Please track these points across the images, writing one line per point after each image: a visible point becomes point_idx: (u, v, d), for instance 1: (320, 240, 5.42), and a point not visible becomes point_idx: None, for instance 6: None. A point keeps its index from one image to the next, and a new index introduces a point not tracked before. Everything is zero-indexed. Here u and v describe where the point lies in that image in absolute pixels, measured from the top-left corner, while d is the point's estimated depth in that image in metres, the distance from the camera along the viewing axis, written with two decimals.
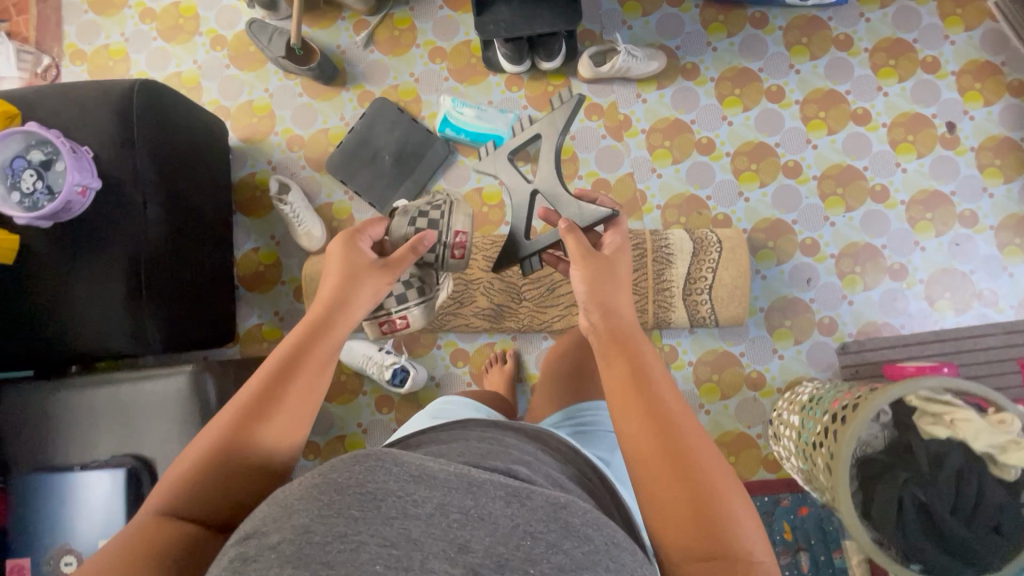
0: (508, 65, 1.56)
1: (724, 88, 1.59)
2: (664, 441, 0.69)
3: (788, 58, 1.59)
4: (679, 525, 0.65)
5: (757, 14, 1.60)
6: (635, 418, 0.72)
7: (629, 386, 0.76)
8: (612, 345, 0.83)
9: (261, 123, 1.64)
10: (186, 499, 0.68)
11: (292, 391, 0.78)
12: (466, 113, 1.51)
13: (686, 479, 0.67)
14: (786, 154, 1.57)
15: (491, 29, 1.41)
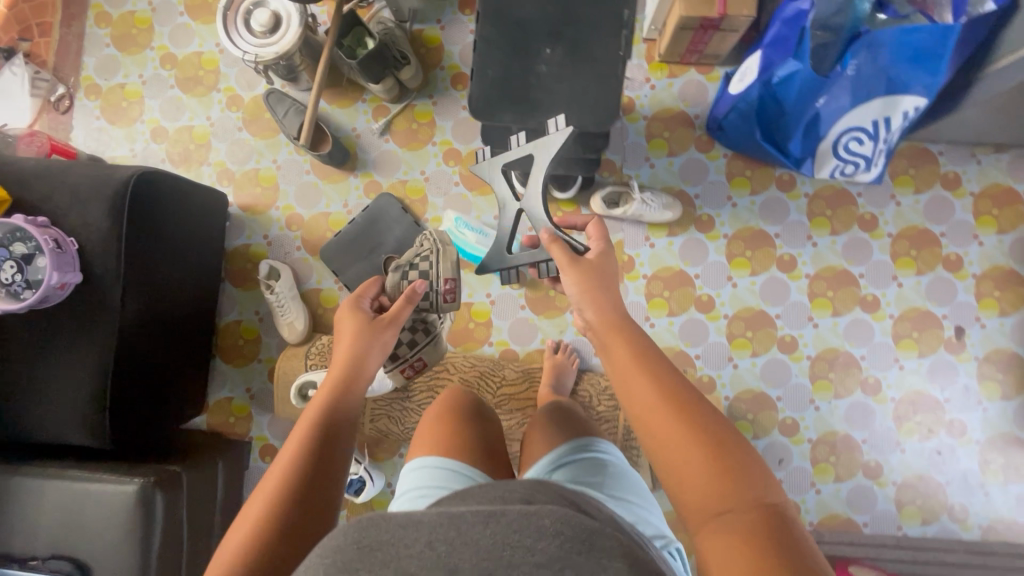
0: None
1: (735, 247, 1.54)
2: (677, 421, 0.74)
3: (807, 228, 1.53)
4: (709, 500, 0.69)
5: (786, 176, 1.54)
6: (642, 402, 0.78)
7: (636, 375, 0.81)
8: (614, 336, 0.87)
9: (264, 195, 1.62)
10: (260, 560, 0.73)
11: (329, 456, 0.85)
12: (468, 236, 1.50)
13: (707, 460, 0.71)
14: (785, 328, 1.52)
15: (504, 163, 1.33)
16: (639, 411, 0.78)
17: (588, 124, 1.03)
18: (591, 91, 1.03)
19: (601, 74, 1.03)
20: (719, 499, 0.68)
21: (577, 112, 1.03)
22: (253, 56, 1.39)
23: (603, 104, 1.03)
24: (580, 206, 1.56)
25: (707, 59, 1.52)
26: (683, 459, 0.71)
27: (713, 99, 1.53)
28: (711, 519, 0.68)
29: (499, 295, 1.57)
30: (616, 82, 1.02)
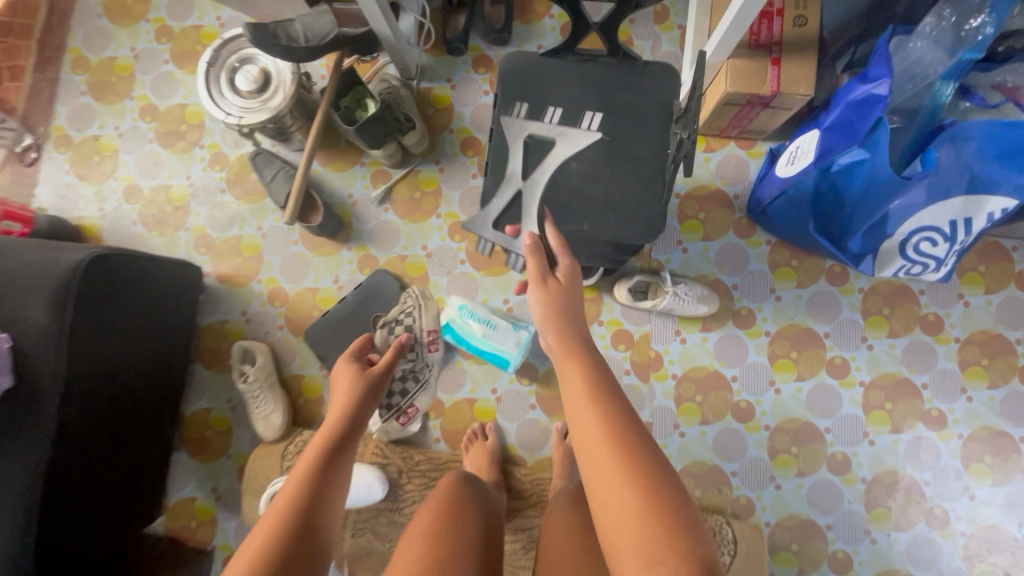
0: None
1: (780, 348, 1.34)
2: (618, 462, 0.66)
3: (862, 328, 1.34)
4: (639, 550, 0.60)
5: (837, 268, 1.35)
6: (590, 440, 0.70)
7: (590, 403, 0.73)
8: (574, 364, 0.78)
9: (246, 265, 1.44)
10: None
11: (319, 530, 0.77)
12: (473, 325, 1.31)
13: (640, 506, 0.62)
14: (835, 444, 1.32)
15: None
16: (583, 446, 0.71)
17: (623, 236, 0.91)
18: (628, 199, 0.91)
19: (640, 182, 0.91)
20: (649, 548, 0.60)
21: (612, 223, 0.91)
22: (237, 119, 1.22)
23: (642, 216, 0.91)
24: (602, 293, 1.37)
25: (750, 134, 1.35)
26: (619, 506, 0.64)
27: (756, 179, 1.35)
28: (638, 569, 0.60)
29: (506, 391, 1.37)
30: (658, 191, 0.91)
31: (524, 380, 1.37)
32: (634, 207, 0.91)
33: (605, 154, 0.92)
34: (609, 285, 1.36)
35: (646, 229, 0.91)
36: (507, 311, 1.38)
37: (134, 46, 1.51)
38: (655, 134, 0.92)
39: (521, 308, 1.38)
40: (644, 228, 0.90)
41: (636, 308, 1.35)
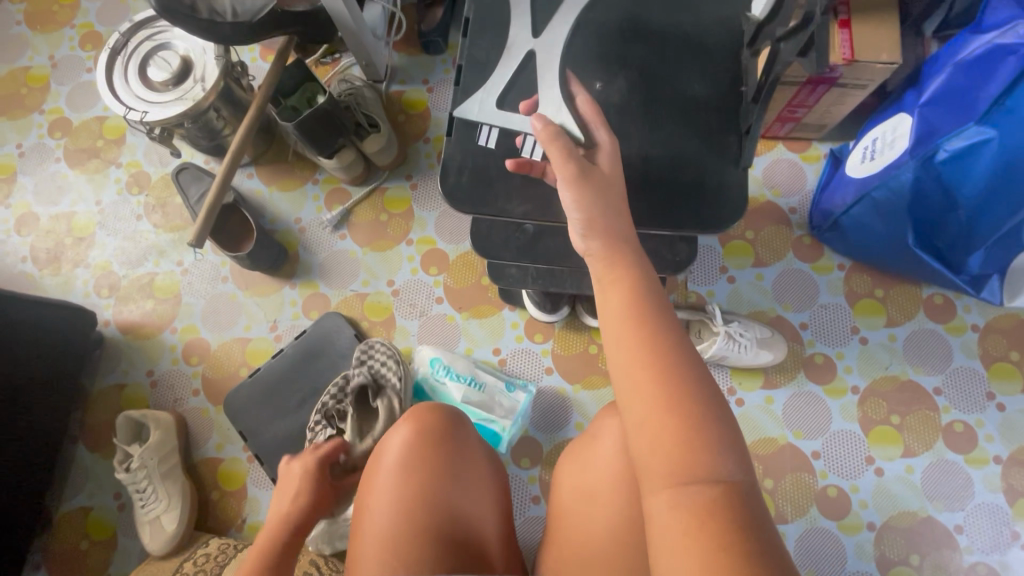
0: (535, 307, 1.01)
1: (875, 410, 0.98)
2: (657, 364, 0.45)
3: (984, 380, 0.98)
4: (666, 466, 0.42)
5: (940, 298, 1.01)
6: (625, 355, 0.47)
7: (627, 295, 0.49)
8: (615, 268, 0.50)
9: (158, 311, 1.11)
10: None
11: None
12: (453, 390, 0.99)
13: (675, 414, 0.43)
14: (973, 550, 0.91)
15: (513, 274, 0.87)
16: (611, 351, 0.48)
17: (678, 223, 0.57)
18: (681, 168, 0.57)
19: (696, 139, 0.57)
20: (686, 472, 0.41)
21: (659, 202, 0.57)
22: (140, 116, 0.94)
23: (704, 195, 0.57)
24: None
25: (804, 131, 1.06)
26: (652, 419, 0.44)
27: (818, 189, 1.04)
28: (665, 489, 0.41)
29: None
30: (728, 152, 0.58)
31: (522, 462, 0.98)
32: (690, 178, 0.57)
33: (639, 97, 0.58)
34: None
35: (711, 212, 0.57)
36: (498, 365, 1.03)
37: (53, 54, 1.27)
38: (718, 67, 0.58)
39: (516, 361, 1.03)
40: (708, 209, 0.57)
41: None
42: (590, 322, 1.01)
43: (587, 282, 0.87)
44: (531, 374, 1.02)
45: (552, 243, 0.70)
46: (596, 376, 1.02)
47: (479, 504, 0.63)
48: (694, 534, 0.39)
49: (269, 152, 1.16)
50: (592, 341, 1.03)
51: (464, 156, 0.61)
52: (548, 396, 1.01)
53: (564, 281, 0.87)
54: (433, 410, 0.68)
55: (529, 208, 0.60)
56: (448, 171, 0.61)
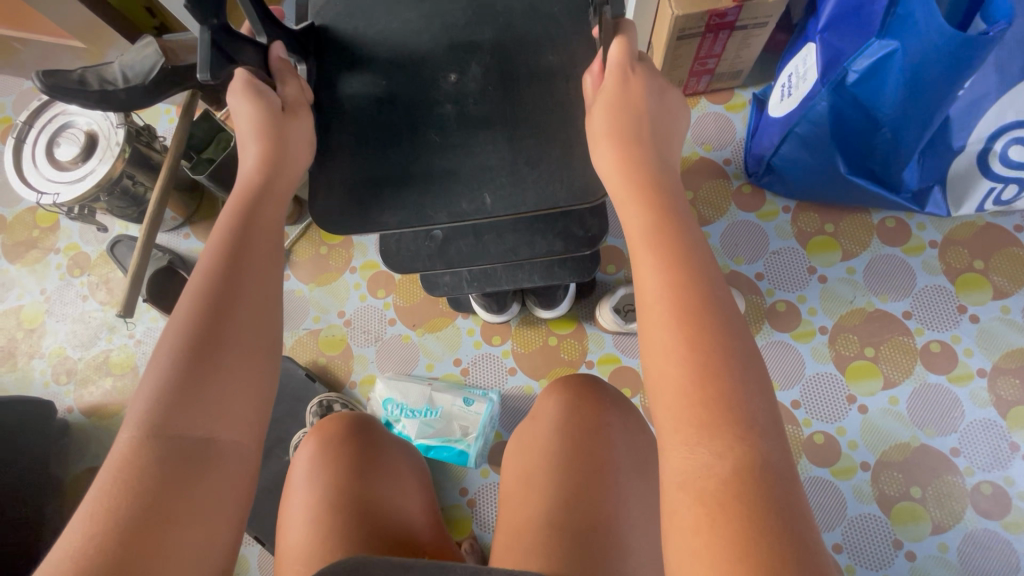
0: (484, 311, 0.99)
1: (847, 346, 0.94)
2: (711, 387, 0.38)
3: (954, 295, 0.94)
4: (681, 432, 0.38)
5: (892, 221, 0.98)
6: (668, 376, 0.39)
7: (667, 272, 0.42)
8: (651, 239, 0.44)
9: (118, 387, 1.10)
10: (182, 391, 0.44)
11: (257, 338, 0.48)
12: (409, 425, 0.93)
13: (699, 445, 0.37)
14: (974, 470, 0.88)
15: (448, 282, 0.87)
16: (650, 375, 0.41)
17: (555, 201, 0.56)
18: (549, 145, 0.57)
19: (556, 111, 0.58)
20: (723, 509, 0.35)
21: (534, 181, 0.57)
22: (53, 198, 0.93)
23: (581, 163, 0.57)
24: (583, 323, 1.01)
25: (722, 81, 1.04)
26: (687, 448, 0.38)
27: (749, 135, 1.02)
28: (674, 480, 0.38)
29: (481, 492, 0.94)
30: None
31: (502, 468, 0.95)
32: (560, 151, 0.57)
33: (493, 80, 0.59)
34: (589, 310, 1.01)
35: (585, 185, 0.56)
36: (461, 376, 1.01)
37: None
38: (568, 34, 0.58)
39: (478, 368, 1.01)
40: (580, 183, 0.56)
41: (632, 335, 0.99)
42: (541, 315, 0.99)
43: (524, 276, 0.84)
44: (495, 379, 1.00)
45: (462, 244, 0.71)
46: (560, 368, 0.99)
47: (412, 472, 0.73)
48: (721, 549, 0.34)
49: (200, 212, 1.16)
50: (550, 333, 1.01)
51: (329, 176, 0.60)
52: (515, 397, 0.99)
53: (499, 279, 0.85)
54: (340, 422, 0.72)
55: (402, 215, 0.58)
56: (317, 195, 0.60)
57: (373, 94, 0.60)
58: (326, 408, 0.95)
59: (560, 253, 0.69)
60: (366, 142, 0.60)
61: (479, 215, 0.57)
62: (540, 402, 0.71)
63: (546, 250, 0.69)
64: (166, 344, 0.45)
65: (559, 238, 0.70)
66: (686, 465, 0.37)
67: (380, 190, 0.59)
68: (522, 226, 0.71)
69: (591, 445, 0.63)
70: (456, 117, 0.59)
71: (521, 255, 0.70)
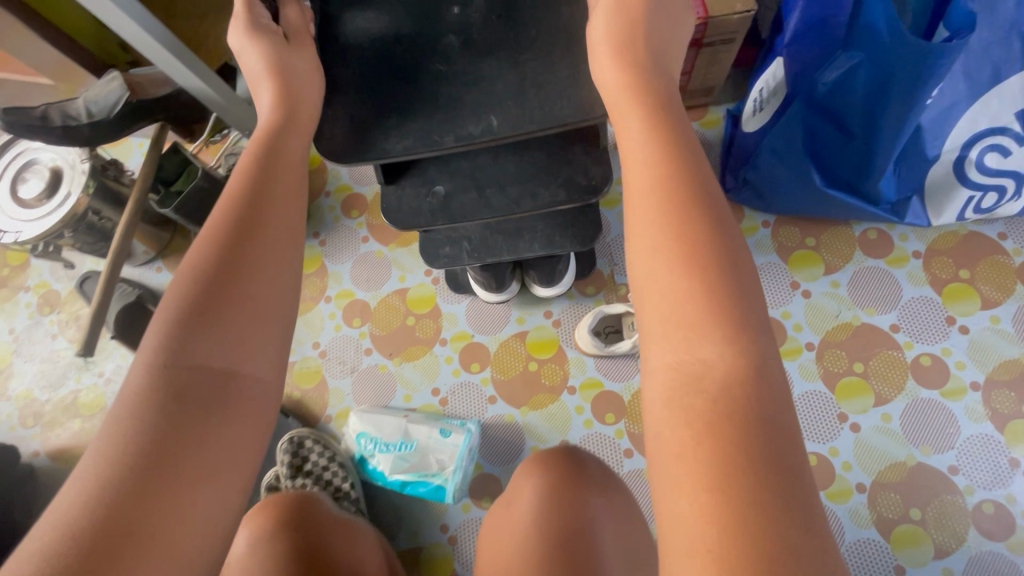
0: (484, 291, 0.98)
1: (836, 362, 0.92)
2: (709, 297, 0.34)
3: (941, 306, 0.92)
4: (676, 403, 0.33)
5: (874, 232, 0.96)
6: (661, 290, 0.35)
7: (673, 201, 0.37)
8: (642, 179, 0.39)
9: (86, 428, 1.06)
10: (201, 317, 0.39)
11: (278, 266, 0.44)
12: (383, 460, 0.89)
13: (689, 354, 0.33)
14: (975, 488, 0.84)
15: (449, 253, 0.85)
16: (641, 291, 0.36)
17: (562, 117, 0.54)
18: (553, 65, 0.55)
19: (560, 36, 0.56)
20: (716, 441, 0.31)
21: (540, 101, 0.55)
22: (15, 237, 0.91)
23: (588, 81, 0.54)
24: (563, 346, 0.98)
25: (695, 98, 1.03)
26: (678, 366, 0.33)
27: (723, 155, 1.01)
28: None
29: (463, 527, 0.90)
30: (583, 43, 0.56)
31: (483, 502, 0.91)
32: (568, 69, 0.55)
33: (497, 10, 0.58)
34: (570, 333, 0.99)
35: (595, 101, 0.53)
36: (440, 407, 0.97)
37: None
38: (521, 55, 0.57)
39: (457, 398, 0.97)
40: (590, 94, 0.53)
41: (614, 357, 0.96)
42: (542, 294, 0.98)
43: (524, 245, 0.83)
44: (475, 408, 0.97)
45: (465, 198, 0.71)
46: (542, 394, 0.96)
47: (360, 545, 0.72)
48: (716, 484, 0.30)
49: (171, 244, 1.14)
50: (530, 358, 0.98)
51: (332, 115, 0.58)
52: (496, 427, 0.95)
53: (499, 249, 0.83)
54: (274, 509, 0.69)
55: (410, 141, 0.57)
56: (323, 135, 0.58)
57: (377, 30, 0.59)
58: (298, 445, 0.91)
59: (563, 203, 0.67)
60: (369, 74, 0.58)
61: (486, 137, 0.55)
62: (519, 484, 0.66)
63: (550, 199, 0.68)
64: (185, 271, 0.41)
65: (563, 187, 0.68)
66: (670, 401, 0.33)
67: (385, 120, 0.58)
68: (524, 176, 0.70)
69: (568, 507, 0.60)
70: (460, 47, 0.58)
71: (523, 207, 0.68)
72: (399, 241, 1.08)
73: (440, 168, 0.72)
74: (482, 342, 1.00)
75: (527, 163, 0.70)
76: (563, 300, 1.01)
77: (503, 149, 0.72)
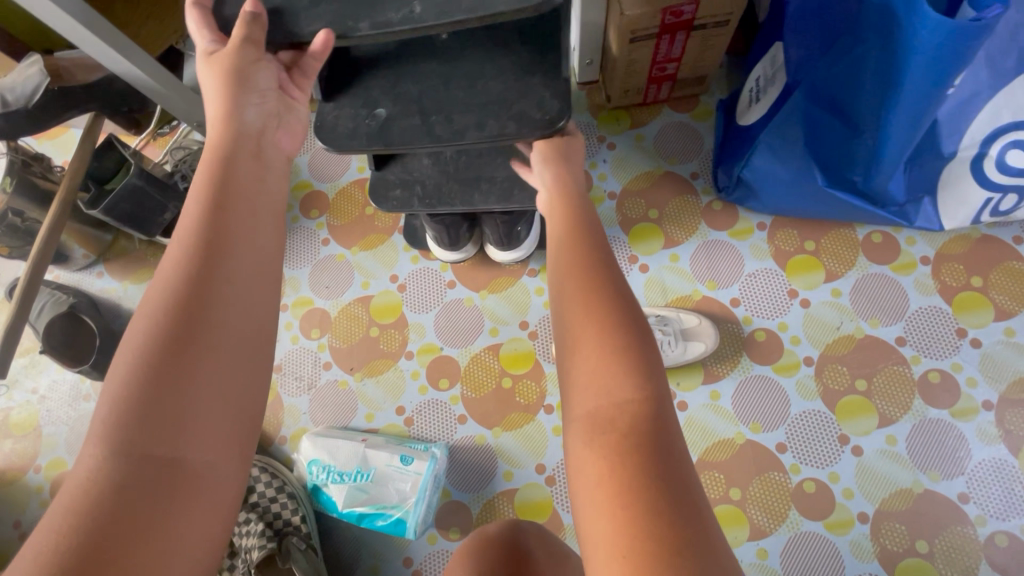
0: (438, 247, 0.91)
1: (836, 379, 0.84)
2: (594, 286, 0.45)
3: (951, 317, 0.84)
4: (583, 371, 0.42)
5: (879, 236, 0.88)
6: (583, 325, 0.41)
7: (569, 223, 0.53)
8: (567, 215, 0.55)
9: (17, 452, 0.96)
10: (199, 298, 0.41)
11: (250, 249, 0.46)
12: (337, 491, 0.81)
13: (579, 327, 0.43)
14: (987, 518, 0.77)
15: (397, 195, 0.76)
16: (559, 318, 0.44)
17: (496, 7, 0.48)
18: None
19: None
20: (617, 449, 0.37)
21: None
22: None
23: None
24: (540, 359, 0.90)
25: (686, 87, 0.94)
26: (594, 372, 0.40)
27: (716, 149, 0.93)
28: None
29: (428, 561, 0.82)
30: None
31: (451, 533, 0.83)
32: None
33: None
34: (548, 346, 0.90)
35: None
36: (405, 427, 0.89)
37: None
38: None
39: (424, 417, 0.89)
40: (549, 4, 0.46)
41: None
42: (498, 257, 0.91)
43: (479, 197, 0.74)
44: (443, 429, 0.88)
45: (407, 124, 0.62)
46: (516, 413, 0.88)
47: None
48: (619, 499, 0.35)
49: (113, 246, 1.04)
50: (504, 373, 0.90)
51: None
52: (465, 449, 0.87)
53: (452, 198, 0.75)
54: None
55: (322, 25, 0.51)
56: (226, 1, 0.54)
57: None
58: None
59: (511, 137, 0.59)
60: None
61: (407, 25, 0.49)
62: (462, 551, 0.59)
63: (498, 130, 0.60)
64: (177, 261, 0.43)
65: (514, 120, 0.60)
66: (584, 417, 0.39)
67: (300, 2, 0.53)
68: (474, 103, 0.61)
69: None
70: None
71: (467, 137, 0.60)
72: (362, 242, 0.99)
73: (384, 89, 0.63)
74: (451, 355, 0.92)
75: (480, 90, 0.61)
76: (539, 309, 0.92)
77: (456, 73, 0.62)
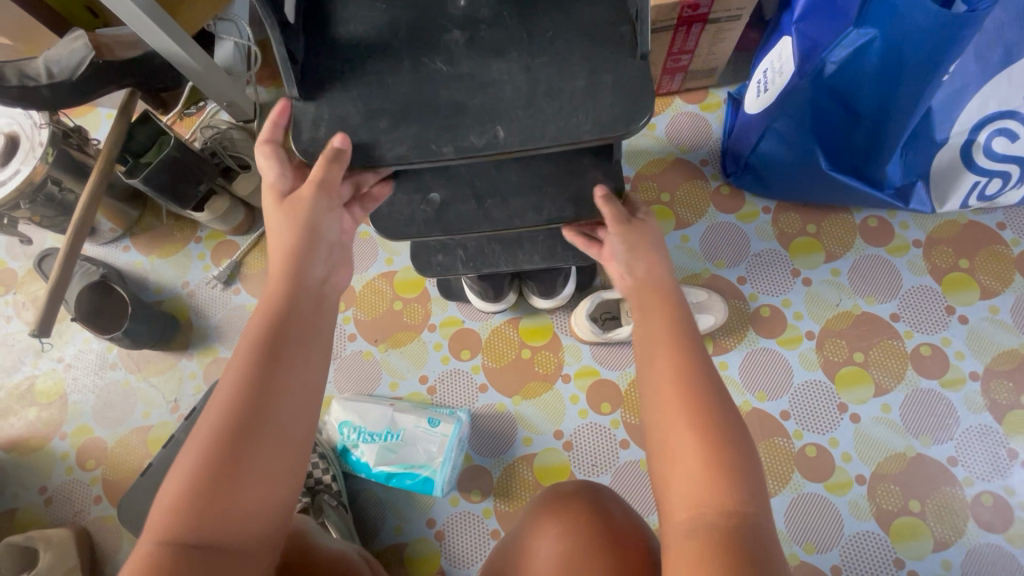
0: (477, 299, 0.92)
1: (836, 352, 0.90)
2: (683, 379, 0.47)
3: (941, 296, 0.91)
4: (686, 487, 0.44)
5: (874, 220, 0.95)
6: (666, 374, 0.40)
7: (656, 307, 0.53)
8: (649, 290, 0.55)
9: (43, 419, 0.98)
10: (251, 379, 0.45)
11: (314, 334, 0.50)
12: (367, 451, 0.84)
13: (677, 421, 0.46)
14: (973, 480, 0.83)
15: (444, 262, 0.80)
16: (648, 405, 0.49)
17: (579, 132, 0.51)
18: (567, 67, 0.52)
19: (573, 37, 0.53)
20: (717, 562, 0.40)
21: (554, 112, 0.52)
22: None
23: (604, 93, 0.51)
24: (558, 333, 0.94)
25: (697, 79, 1.00)
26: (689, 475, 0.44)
27: (724, 138, 0.99)
28: None
29: (451, 523, 0.86)
30: (622, 45, 0.52)
31: (473, 496, 0.87)
32: (585, 78, 0.52)
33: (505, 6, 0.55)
34: (565, 321, 0.95)
35: (617, 116, 0.51)
36: (428, 396, 0.93)
37: None
38: (550, 119, 0.51)
39: (447, 386, 0.93)
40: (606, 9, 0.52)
41: (611, 345, 0.92)
42: (539, 305, 0.93)
43: (523, 256, 0.79)
44: (465, 397, 0.92)
45: (462, 208, 0.66)
46: (535, 383, 0.92)
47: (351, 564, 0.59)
48: None
49: (138, 220, 1.07)
50: (523, 345, 0.94)
51: (319, 108, 0.55)
52: (486, 417, 0.91)
53: (497, 259, 0.79)
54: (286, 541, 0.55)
55: (402, 149, 0.53)
56: (303, 127, 0.55)
57: (373, 29, 0.55)
58: None
59: (570, 220, 0.64)
60: (370, 69, 0.54)
61: (490, 150, 0.52)
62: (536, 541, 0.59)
63: (555, 214, 0.64)
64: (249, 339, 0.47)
65: (570, 203, 0.65)
66: (683, 515, 0.43)
67: (375, 121, 0.54)
68: (530, 187, 0.66)
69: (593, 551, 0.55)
70: (465, 43, 0.54)
71: (525, 220, 0.65)
72: None
73: (435, 173, 0.68)
74: (473, 328, 0.96)
75: (534, 173, 0.66)
76: None
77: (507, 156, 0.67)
